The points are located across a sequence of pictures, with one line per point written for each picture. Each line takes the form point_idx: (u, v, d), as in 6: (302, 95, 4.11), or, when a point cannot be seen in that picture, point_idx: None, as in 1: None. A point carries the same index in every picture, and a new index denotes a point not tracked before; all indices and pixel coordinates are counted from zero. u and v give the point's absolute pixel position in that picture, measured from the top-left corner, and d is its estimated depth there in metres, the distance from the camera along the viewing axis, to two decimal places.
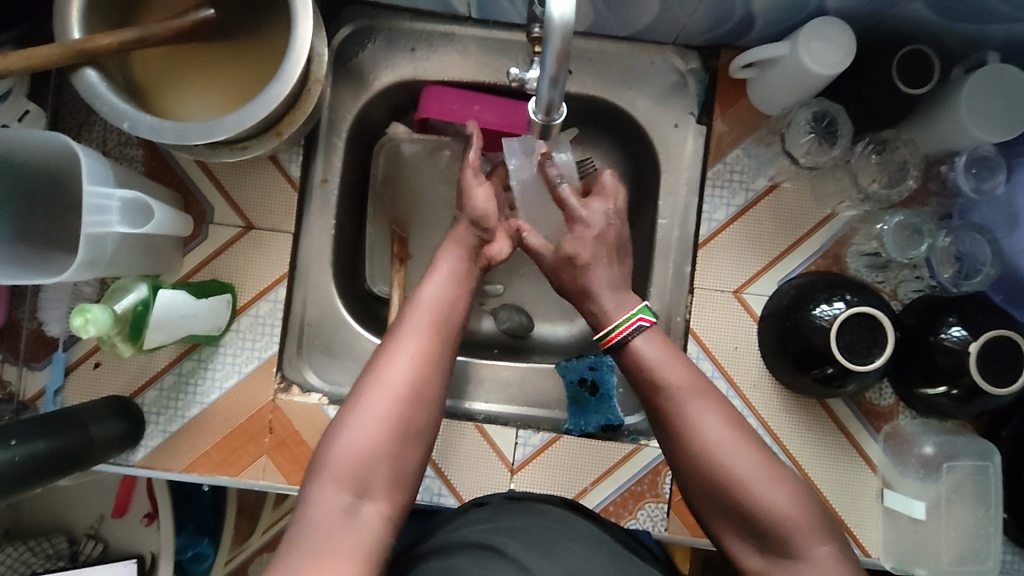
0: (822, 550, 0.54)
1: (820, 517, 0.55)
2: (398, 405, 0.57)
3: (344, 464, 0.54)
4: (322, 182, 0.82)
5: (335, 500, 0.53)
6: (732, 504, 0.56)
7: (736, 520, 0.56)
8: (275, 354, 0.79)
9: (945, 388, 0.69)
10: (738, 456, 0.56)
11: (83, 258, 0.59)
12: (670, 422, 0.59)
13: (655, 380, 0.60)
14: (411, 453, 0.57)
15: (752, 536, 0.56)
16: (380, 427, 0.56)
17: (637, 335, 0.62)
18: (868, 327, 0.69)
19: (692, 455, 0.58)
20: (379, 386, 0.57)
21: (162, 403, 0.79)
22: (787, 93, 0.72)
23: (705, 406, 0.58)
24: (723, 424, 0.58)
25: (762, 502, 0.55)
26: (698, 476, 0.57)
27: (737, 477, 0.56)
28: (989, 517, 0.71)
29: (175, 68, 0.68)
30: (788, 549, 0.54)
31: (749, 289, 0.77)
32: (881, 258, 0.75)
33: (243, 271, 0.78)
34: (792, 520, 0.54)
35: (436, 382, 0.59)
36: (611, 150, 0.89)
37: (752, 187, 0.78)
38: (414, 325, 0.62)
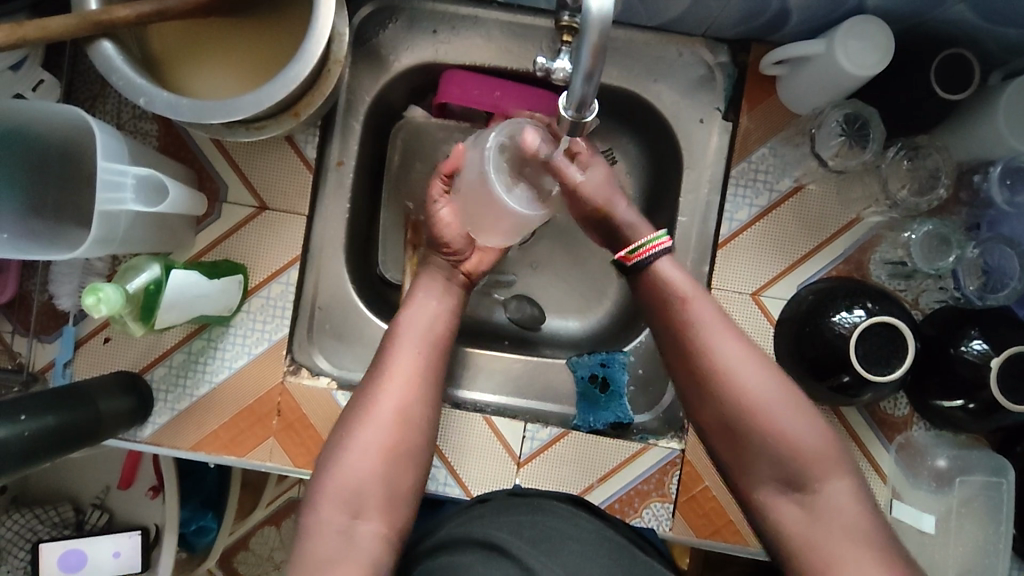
0: (831, 479, 0.56)
1: (832, 445, 0.58)
2: (386, 437, 0.61)
3: (340, 486, 0.59)
4: (337, 164, 0.80)
5: (333, 522, 0.57)
6: (745, 428, 0.59)
7: (748, 444, 0.59)
8: (285, 337, 0.79)
9: (962, 401, 0.68)
10: (753, 374, 0.59)
11: (96, 235, 0.58)
12: (692, 351, 0.61)
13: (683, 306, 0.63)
14: (406, 472, 0.61)
15: (766, 463, 0.58)
16: (374, 450, 0.60)
17: (663, 256, 0.66)
18: (888, 338, 0.68)
19: (713, 382, 0.60)
20: (369, 418, 0.61)
21: (171, 380, 0.79)
22: (818, 93, 0.70)
23: (727, 335, 0.61)
24: (746, 352, 0.60)
25: (782, 427, 0.57)
26: (717, 404, 0.60)
27: (758, 405, 0.58)
28: (999, 533, 0.71)
29: (193, 42, 0.66)
30: (798, 475, 0.57)
31: (767, 292, 0.76)
32: (906, 268, 0.73)
33: (255, 251, 0.77)
34: (809, 449, 0.57)
35: (422, 403, 0.64)
36: (631, 143, 0.87)
37: (777, 188, 0.76)
38: (401, 347, 0.66)
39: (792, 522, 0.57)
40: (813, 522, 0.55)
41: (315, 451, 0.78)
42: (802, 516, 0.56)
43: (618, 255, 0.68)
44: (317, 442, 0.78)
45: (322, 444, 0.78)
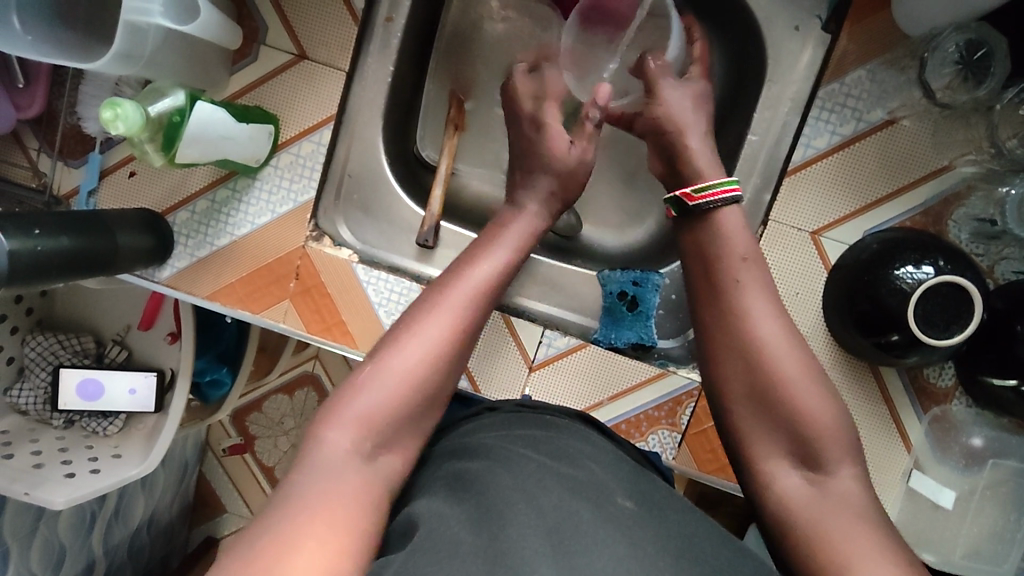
0: (845, 465, 0.51)
1: (851, 435, 0.52)
2: (426, 373, 0.51)
3: (370, 411, 0.49)
4: (386, 21, 0.74)
5: (353, 445, 0.47)
6: (771, 402, 0.53)
7: (769, 422, 0.53)
8: (312, 200, 0.76)
9: (1015, 382, 0.63)
10: (784, 357, 0.53)
11: (119, 48, 0.55)
12: (727, 313, 0.56)
13: (727, 265, 0.58)
14: (431, 418, 0.52)
15: (786, 443, 0.52)
16: (406, 386, 0.50)
17: (728, 206, 0.61)
18: (955, 298, 0.62)
19: (743, 355, 0.54)
20: (407, 346, 0.52)
21: (193, 226, 0.77)
22: (939, 12, 0.61)
23: (767, 306, 0.56)
24: (782, 325, 0.55)
25: (806, 409, 0.52)
26: (744, 376, 0.54)
27: (787, 381, 0.53)
28: (1018, 522, 0.70)
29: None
30: (813, 455, 0.51)
31: (829, 233, 0.69)
32: (994, 228, 0.66)
33: (290, 104, 0.73)
34: (829, 431, 0.51)
35: (469, 349, 0.55)
36: (711, 48, 0.78)
37: (866, 118, 0.67)
38: (463, 284, 0.57)
39: (800, 503, 0.50)
40: (821, 508, 0.49)
41: (328, 320, 0.77)
42: (809, 493, 0.50)
43: (679, 192, 0.63)
44: (331, 312, 0.76)
45: (336, 315, 0.76)
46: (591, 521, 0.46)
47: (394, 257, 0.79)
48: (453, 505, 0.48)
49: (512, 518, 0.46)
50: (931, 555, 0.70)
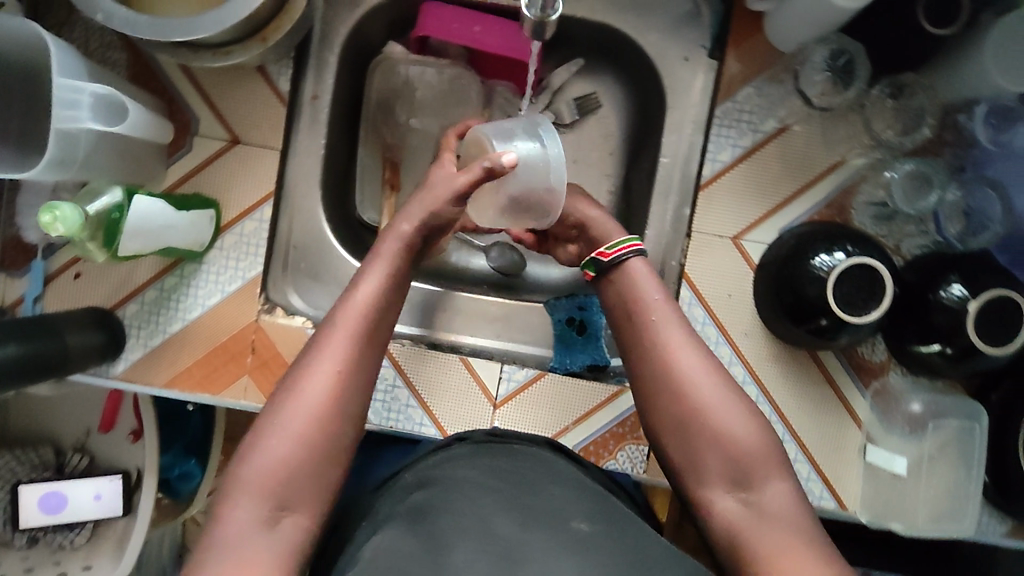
0: (774, 479, 0.54)
1: (775, 448, 0.56)
2: (315, 422, 0.54)
3: (262, 477, 0.51)
4: (312, 99, 0.78)
5: (252, 513, 0.50)
6: (698, 430, 0.56)
7: (701, 449, 0.56)
8: (259, 275, 0.78)
9: (939, 346, 0.69)
10: (702, 383, 0.57)
11: (52, 155, 0.57)
12: (647, 350, 0.60)
13: (641, 308, 0.62)
14: (334, 467, 0.54)
15: (717, 466, 0.55)
16: (295, 442, 0.53)
17: (635, 256, 0.64)
18: (869, 277, 0.67)
19: (667, 390, 0.58)
20: (293, 402, 0.54)
21: (143, 317, 0.78)
22: (803, 30, 0.68)
23: (681, 336, 0.60)
24: (700, 354, 0.59)
25: (728, 432, 0.56)
26: (670, 407, 0.58)
27: (706, 407, 0.57)
28: (971, 477, 0.72)
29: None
30: (744, 474, 0.54)
31: (748, 236, 0.75)
32: (888, 209, 0.72)
33: (228, 187, 0.76)
34: (753, 451, 0.55)
35: (358, 392, 0.56)
36: (616, 85, 0.86)
37: (761, 129, 0.74)
38: (340, 328, 0.57)
39: (735, 521, 0.53)
40: (754, 524, 0.52)
41: None
42: (745, 513, 0.53)
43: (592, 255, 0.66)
44: None
45: None
46: (542, 550, 0.51)
47: None
48: (409, 538, 0.52)
49: (456, 546, 0.51)
50: (897, 524, 0.74)
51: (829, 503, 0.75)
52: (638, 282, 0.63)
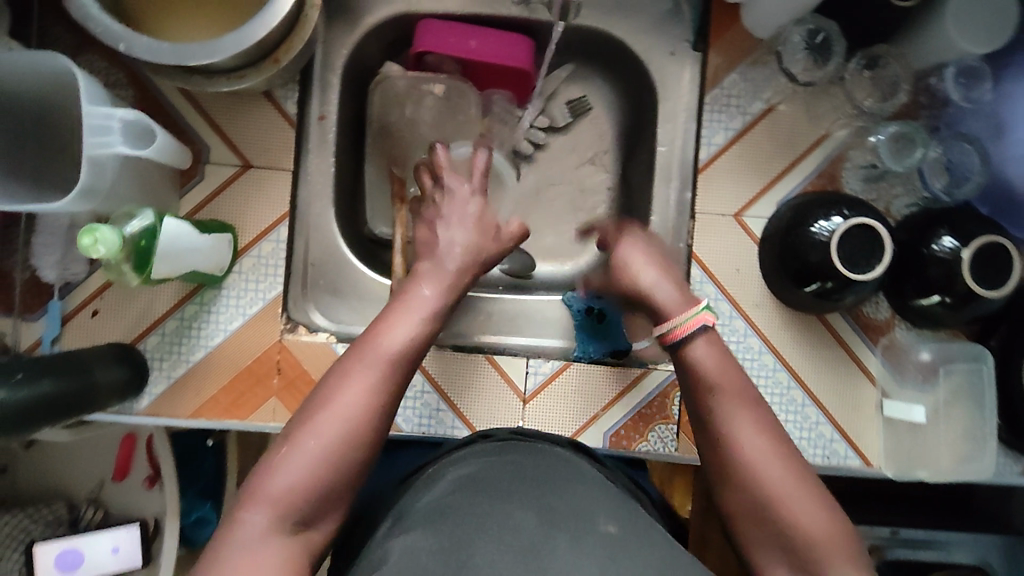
0: (846, 569, 0.53)
1: (847, 535, 0.54)
2: (344, 442, 0.55)
3: (284, 490, 0.52)
4: (319, 120, 0.80)
5: (270, 524, 0.52)
6: (768, 515, 0.55)
7: (772, 536, 0.55)
8: (280, 295, 0.78)
9: (939, 297, 0.73)
10: (771, 468, 0.56)
11: (85, 184, 0.58)
12: (715, 436, 0.59)
13: (709, 391, 0.61)
14: (353, 483, 0.56)
15: (786, 554, 0.54)
16: (321, 460, 0.54)
17: (700, 334, 0.63)
18: (867, 236, 0.71)
19: (736, 473, 0.57)
20: (324, 418, 0.55)
21: (165, 348, 0.78)
22: (780, 15, 0.74)
23: (749, 420, 0.59)
24: (767, 439, 0.58)
25: (799, 520, 0.54)
26: (739, 492, 0.57)
27: (777, 493, 0.55)
28: (985, 420, 0.75)
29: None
30: (813, 561, 0.53)
31: (749, 212, 0.79)
32: (877, 169, 0.77)
33: (244, 211, 0.77)
34: (824, 540, 0.54)
35: (385, 417, 0.58)
36: (605, 86, 0.90)
37: (749, 111, 0.79)
38: (374, 352, 0.59)
39: None
40: None
41: None
42: None
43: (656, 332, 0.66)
44: None
45: None
46: (565, 548, 0.52)
47: None
48: (428, 536, 0.55)
49: (477, 546, 0.53)
50: (922, 472, 0.77)
51: (855, 460, 0.79)
52: (705, 366, 0.62)
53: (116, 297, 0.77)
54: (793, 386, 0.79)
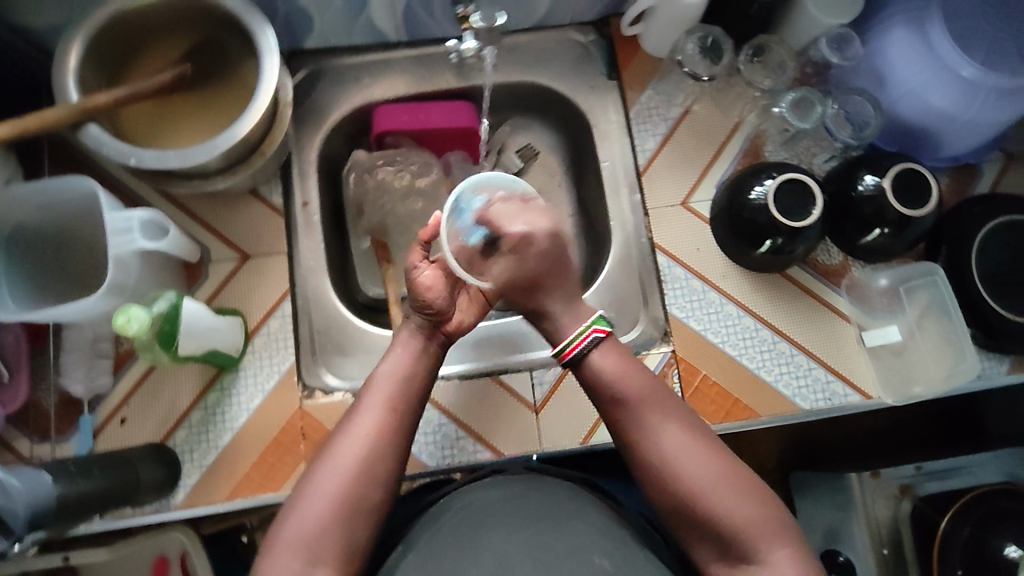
0: (774, 549, 0.61)
1: (772, 519, 0.63)
2: (351, 478, 0.63)
3: (300, 533, 0.61)
4: (303, 205, 0.89)
5: (291, 565, 0.59)
6: (691, 507, 0.64)
7: (695, 524, 0.64)
8: (293, 365, 0.84)
9: (879, 229, 0.83)
10: (692, 469, 0.65)
11: (112, 279, 0.66)
12: (635, 439, 0.68)
13: (629, 404, 0.69)
14: (362, 523, 0.63)
15: (711, 540, 0.64)
16: (330, 501, 0.62)
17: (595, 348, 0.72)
18: (799, 190, 0.81)
19: (661, 476, 0.66)
20: (330, 461, 0.64)
21: (193, 440, 0.82)
22: (672, 33, 0.87)
23: (666, 425, 0.67)
24: (688, 440, 0.66)
25: (722, 511, 0.63)
26: (663, 491, 0.65)
27: (697, 490, 0.64)
28: (955, 324, 0.83)
29: (169, 108, 0.76)
30: (740, 548, 0.62)
31: (694, 199, 0.89)
32: (789, 132, 0.89)
33: (250, 296, 0.85)
34: (747, 526, 0.62)
35: (387, 456, 0.65)
36: (544, 130, 1.03)
37: (669, 116, 0.91)
38: (368, 404, 0.68)
39: None
40: None
41: None
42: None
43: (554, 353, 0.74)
44: None
45: None
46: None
47: None
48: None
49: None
50: (918, 388, 0.82)
51: (855, 396, 0.84)
52: (614, 378, 0.70)
53: (141, 401, 0.82)
54: (779, 341, 0.85)
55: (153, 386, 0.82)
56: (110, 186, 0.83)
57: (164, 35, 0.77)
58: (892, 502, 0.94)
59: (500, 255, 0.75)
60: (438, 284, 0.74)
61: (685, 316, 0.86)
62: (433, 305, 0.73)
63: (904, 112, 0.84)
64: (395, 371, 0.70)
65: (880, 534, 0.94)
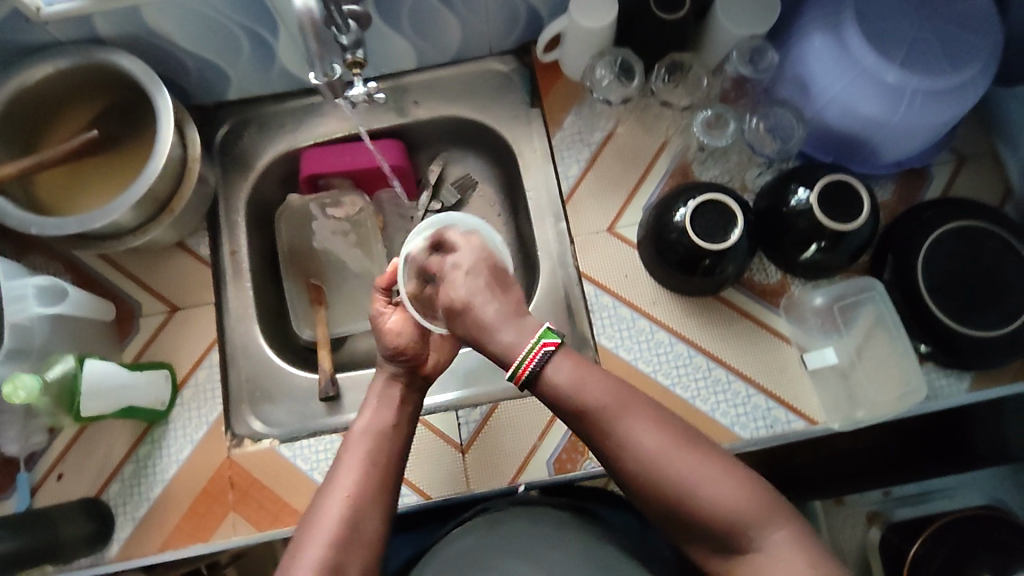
0: (770, 530, 0.59)
1: (764, 495, 0.60)
2: (336, 544, 0.60)
3: None
4: (231, 255, 0.90)
5: None
6: (681, 500, 0.60)
7: (688, 517, 0.60)
8: (221, 415, 0.84)
9: (816, 245, 0.77)
10: (675, 461, 0.60)
11: (10, 344, 0.68)
12: (609, 441, 0.63)
13: (598, 409, 0.63)
14: None
15: (706, 531, 0.60)
16: (318, 568, 0.59)
17: (547, 359, 0.65)
18: (718, 211, 0.77)
19: (644, 476, 0.61)
20: (315, 527, 0.61)
21: (126, 492, 0.82)
22: (585, 55, 0.85)
23: (640, 420, 0.62)
24: (663, 432, 0.62)
25: (711, 499, 0.59)
26: (650, 491, 0.61)
27: (683, 483, 0.60)
28: (903, 342, 0.79)
29: (82, 172, 0.79)
30: (738, 533, 0.59)
31: (620, 224, 0.86)
32: (704, 149, 0.86)
33: (178, 348, 0.85)
34: (741, 510, 0.59)
35: (373, 516, 0.63)
36: (478, 161, 1.01)
37: (593, 140, 0.88)
38: (349, 462, 0.65)
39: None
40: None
41: (274, 510, 0.81)
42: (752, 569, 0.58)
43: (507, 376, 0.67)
44: (273, 499, 0.81)
45: (278, 500, 0.81)
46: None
47: (311, 426, 0.87)
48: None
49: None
50: (862, 412, 0.78)
51: (800, 423, 0.79)
52: (578, 388, 0.63)
53: (76, 457, 0.83)
54: (715, 367, 0.81)
55: (87, 442, 0.84)
56: (41, 247, 0.86)
57: (76, 102, 0.79)
58: (859, 530, 0.89)
59: (459, 280, 0.71)
60: (408, 327, 0.74)
61: (615, 345, 0.82)
62: (407, 349, 0.73)
63: (831, 120, 0.79)
64: (371, 425, 0.68)
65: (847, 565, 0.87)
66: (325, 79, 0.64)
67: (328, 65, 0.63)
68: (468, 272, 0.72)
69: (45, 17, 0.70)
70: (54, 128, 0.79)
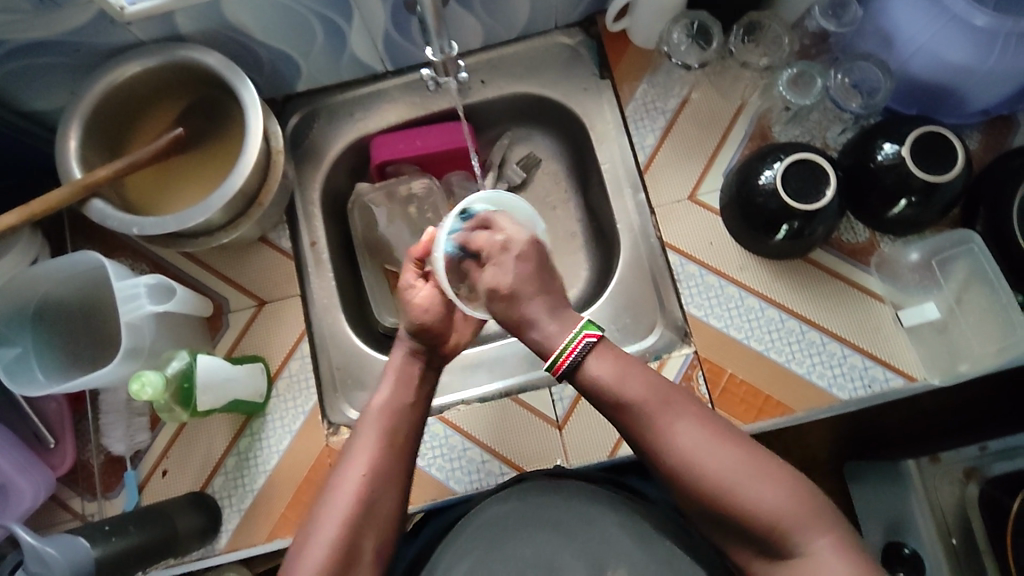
0: (816, 536, 0.56)
1: (813, 502, 0.57)
2: (348, 520, 0.61)
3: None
4: (311, 246, 0.91)
5: None
6: (724, 503, 0.57)
7: (730, 521, 0.58)
8: (317, 404, 0.85)
9: (906, 200, 0.76)
10: (721, 463, 0.58)
11: (128, 343, 0.71)
12: (651, 438, 0.60)
13: (639, 407, 0.61)
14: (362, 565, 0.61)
15: (747, 535, 0.58)
16: (330, 544, 0.60)
17: (587, 353, 0.62)
18: (808, 171, 0.76)
19: (687, 476, 0.59)
20: (327, 504, 0.62)
21: (231, 485, 0.83)
22: (657, 21, 0.84)
23: (684, 420, 0.60)
24: (708, 434, 0.59)
25: (757, 504, 0.56)
26: (693, 493, 0.59)
27: (729, 486, 0.57)
28: (1001, 290, 0.77)
29: (169, 171, 0.80)
30: (782, 538, 0.56)
31: (702, 190, 0.85)
32: (790, 110, 0.84)
33: (269, 341, 0.86)
34: (787, 515, 0.56)
35: (386, 491, 0.63)
36: (544, 138, 1.01)
37: (668, 108, 0.87)
38: (361, 437, 0.65)
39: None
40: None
41: None
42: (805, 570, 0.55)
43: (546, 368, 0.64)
44: None
45: None
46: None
47: None
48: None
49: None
50: (964, 364, 0.77)
51: (898, 380, 0.78)
52: (619, 385, 0.61)
53: (179, 453, 0.84)
54: (807, 330, 0.80)
55: (188, 438, 0.84)
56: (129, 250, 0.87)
57: (161, 101, 0.80)
58: (956, 486, 0.89)
59: (509, 263, 0.65)
60: (436, 304, 0.73)
61: (704, 314, 0.82)
62: (432, 327, 0.72)
63: (917, 70, 0.78)
64: (383, 403, 0.68)
65: (946, 522, 0.88)
66: (441, 54, 0.74)
67: (444, 40, 0.72)
68: (518, 255, 0.65)
69: (128, 16, 0.69)
70: (142, 128, 0.81)
